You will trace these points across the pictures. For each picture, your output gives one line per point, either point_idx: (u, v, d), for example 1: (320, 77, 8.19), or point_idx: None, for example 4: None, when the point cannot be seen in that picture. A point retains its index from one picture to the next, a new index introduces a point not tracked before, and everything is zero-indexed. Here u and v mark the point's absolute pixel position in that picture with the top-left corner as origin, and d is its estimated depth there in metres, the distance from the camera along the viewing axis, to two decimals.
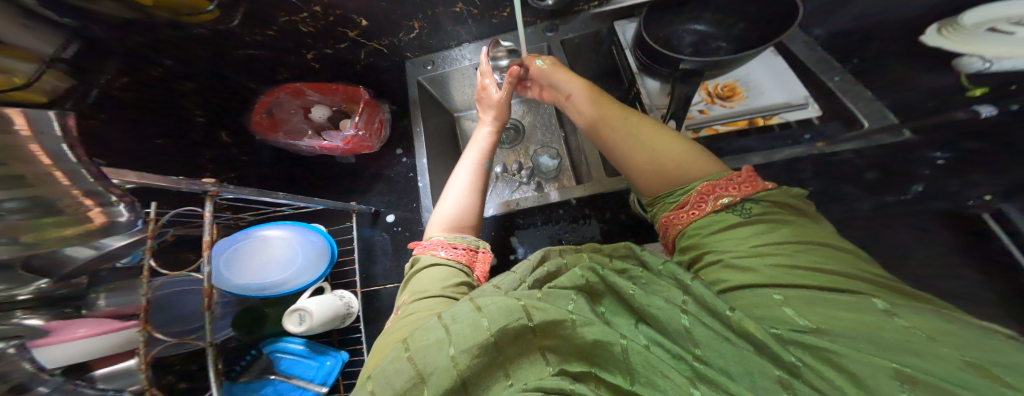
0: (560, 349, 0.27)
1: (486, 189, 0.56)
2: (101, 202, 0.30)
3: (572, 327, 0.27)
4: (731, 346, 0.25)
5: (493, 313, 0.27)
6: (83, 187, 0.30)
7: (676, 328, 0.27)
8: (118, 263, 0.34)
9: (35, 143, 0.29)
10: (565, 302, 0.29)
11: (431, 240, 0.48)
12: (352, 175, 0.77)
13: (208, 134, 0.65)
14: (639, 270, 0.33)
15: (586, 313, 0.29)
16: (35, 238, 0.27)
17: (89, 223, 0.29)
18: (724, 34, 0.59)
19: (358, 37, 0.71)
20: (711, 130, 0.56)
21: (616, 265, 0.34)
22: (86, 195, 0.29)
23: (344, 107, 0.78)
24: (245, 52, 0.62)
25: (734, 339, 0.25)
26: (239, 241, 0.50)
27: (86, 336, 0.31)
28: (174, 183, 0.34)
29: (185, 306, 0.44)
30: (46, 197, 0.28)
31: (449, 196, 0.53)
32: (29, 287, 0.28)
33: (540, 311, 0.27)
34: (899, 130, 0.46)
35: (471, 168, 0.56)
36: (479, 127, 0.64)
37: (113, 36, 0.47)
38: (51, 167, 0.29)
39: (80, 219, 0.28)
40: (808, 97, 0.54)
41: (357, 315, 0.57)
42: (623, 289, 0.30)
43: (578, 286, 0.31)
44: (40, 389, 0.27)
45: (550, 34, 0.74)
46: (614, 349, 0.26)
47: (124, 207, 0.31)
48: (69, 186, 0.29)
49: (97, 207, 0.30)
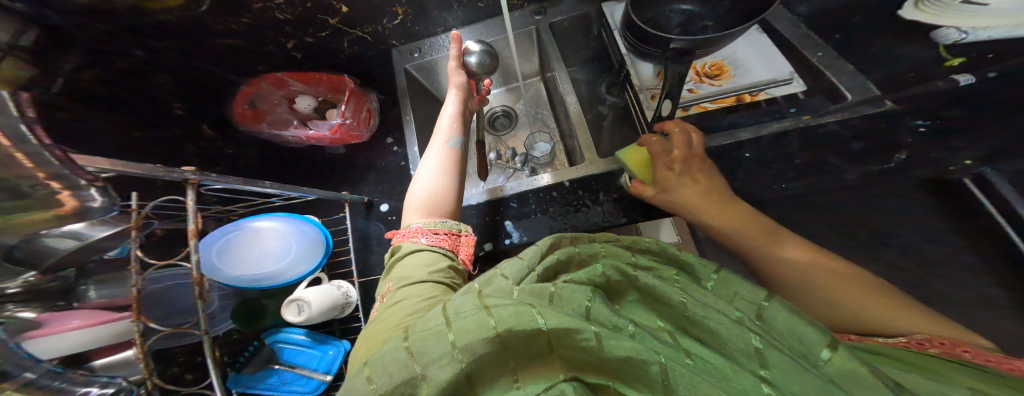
0: (578, 359, 0.26)
1: (462, 172, 0.56)
2: (70, 185, 0.28)
3: (595, 340, 0.25)
4: (810, 379, 0.24)
5: (502, 315, 0.26)
6: (47, 170, 0.28)
7: (743, 348, 0.26)
8: (108, 254, 0.34)
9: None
10: (582, 297, 0.29)
11: (409, 228, 0.48)
12: (343, 166, 0.74)
13: (190, 127, 0.62)
14: (673, 274, 0.34)
15: (604, 317, 0.28)
16: (3, 222, 0.25)
17: (61, 207, 0.28)
18: (712, 14, 0.59)
19: (339, 25, 0.69)
20: (700, 108, 0.58)
21: (639, 262, 0.35)
22: (52, 178, 0.28)
23: (330, 96, 0.76)
24: (221, 42, 0.60)
25: (815, 373, 0.24)
26: (230, 233, 0.49)
27: (81, 327, 0.32)
28: (152, 172, 0.33)
29: (179, 299, 0.42)
30: (8, 181, 0.26)
31: (422, 181, 0.53)
32: (16, 280, 0.27)
33: (555, 317, 0.26)
34: (882, 101, 0.47)
35: (441, 149, 0.56)
36: (446, 104, 0.64)
37: (73, 23, 0.45)
38: (11, 149, 0.27)
39: (52, 203, 0.27)
40: (793, 73, 0.56)
41: (356, 305, 0.57)
42: (660, 290, 0.31)
43: (596, 282, 0.31)
44: (27, 375, 0.25)
45: (538, 18, 0.74)
46: (650, 369, 0.25)
47: (96, 191, 0.30)
48: (33, 168, 0.27)
49: (66, 191, 0.28)
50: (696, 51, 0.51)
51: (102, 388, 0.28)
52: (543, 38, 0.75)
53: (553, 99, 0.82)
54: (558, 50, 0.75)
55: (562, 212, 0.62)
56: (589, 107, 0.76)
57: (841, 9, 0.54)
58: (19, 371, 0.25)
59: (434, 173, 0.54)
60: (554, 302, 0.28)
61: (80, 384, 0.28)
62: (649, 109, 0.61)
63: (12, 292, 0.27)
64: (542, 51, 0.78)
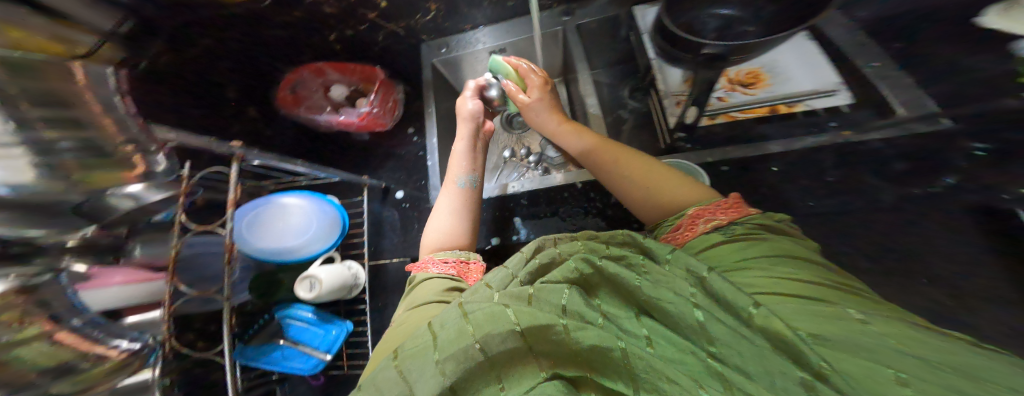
0: (555, 352, 0.25)
1: (474, 209, 0.57)
2: (141, 149, 0.36)
3: (564, 332, 0.25)
4: (750, 344, 0.24)
5: (478, 319, 0.26)
6: (127, 135, 0.35)
7: (689, 323, 0.26)
8: (154, 218, 0.39)
9: (91, 92, 0.34)
10: (557, 296, 0.28)
11: (423, 260, 0.50)
12: (366, 154, 0.79)
13: (238, 108, 0.69)
14: (639, 258, 0.31)
15: (577, 309, 0.28)
16: (82, 177, 0.31)
17: (132, 168, 0.34)
18: (753, 17, 0.55)
19: (377, 19, 0.76)
20: (728, 117, 0.57)
21: (613, 252, 0.32)
22: (129, 143, 0.35)
23: (361, 87, 0.78)
24: (274, 33, 0.69)
25: (753, 337, 0.24)
26: (262, 206, 0.54)
27: (124, 283, 0.34)
28: (206, 145, 0.39)
29: (208, 265, 0.47)
30: (94, 140, 0.32)
31: (435, 221, 0.55)
32: (79, 233, 0.32)
33: (528, 315, 0.26)
34: (938, 119, 0.48)
35: (454, 190, 0.57)
36: (457, 141, 0.64)
37: (161, 15, 0.54)
38: (102, 115, 0.34)
39: (125, 164, 0.34)
40: (839, 84, 0.53)
41: (363, 287, 0.60)
42: (628, 281, 0.29)
43: (571, 280, 0.30)
44: (74, 322, 0.29)
45: (566, 18, 0.72)
46: (614, 356, 0.24)
47: (159, 157, 0.37)
48: (115, 133, 0.34)
49: (137, 153, 0.35)
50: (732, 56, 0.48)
51: (131, 341, 0.33)
52: (569, 39, 0.73)
53: (574, 102, 0.82)
54: (583, 52, 0.74)
55: (572, 213, 0.63)
56: (609, 111, 0.76)
57: None
58: (67, 317, 0.29)
59: (446, 214, 0.55)
60: (533, 303, 0.28)
61: (113, 336, 0.32)
62: (673, 115, 0.59)
63: (71, 245, 0.31)
64: (567, 52, 0.77)
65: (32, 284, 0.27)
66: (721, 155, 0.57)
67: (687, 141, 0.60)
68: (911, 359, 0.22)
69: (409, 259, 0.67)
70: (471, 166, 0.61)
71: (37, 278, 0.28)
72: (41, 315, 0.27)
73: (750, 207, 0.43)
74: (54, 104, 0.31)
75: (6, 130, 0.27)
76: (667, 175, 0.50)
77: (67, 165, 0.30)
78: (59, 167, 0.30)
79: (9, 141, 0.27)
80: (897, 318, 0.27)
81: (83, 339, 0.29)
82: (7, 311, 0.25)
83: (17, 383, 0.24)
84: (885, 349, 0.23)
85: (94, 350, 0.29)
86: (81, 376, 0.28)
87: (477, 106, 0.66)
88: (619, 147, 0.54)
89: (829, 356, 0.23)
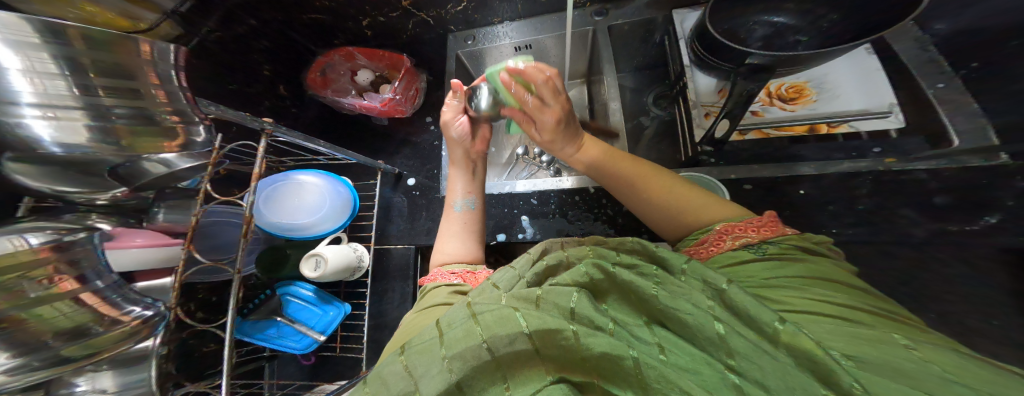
0: (561, 358, 0.24)
1: (480, 229, 0.57)
2: (187, 121, 0.33)
3: (573, 338, 0.24)
4: (771, 360, 0.21)
5: (487, 320, 0.25)
6: (175, 106, 0.32)
7: (707, 336, 0.23)
8: (181, 184, 0.38)
9: (150, 66, 0.31)
10: (566, 299, 0.27)
11: (441, 269, 0.50)
12: (383, 139, 0.81)
13: (270, 86, 0.71)
14: (652, 268, 0.30)
15: (586, 313, 0.26)
16: (130, 144, 0.30)
17: (175, 140, 0.33)
18: (809, 26, 0.47)
19: (409, 7, 0.74)
20: (760, 134, 0.58)
21: (625, 259, 0.31)
22: (175, 113, 0.32)
23: (387, 73, 0.81)
24: (312, 16, 0.71)
25: (776, 354, 0.21)
26: (279, 181, 0.56)
27: (140, 245, 0.37)
28: (241, 119, 0.38)
29: (222, 236, 0.50)
30: (147, 110, 0.31)
31: (451, 239, 0.54)
32: (108, 194, 0.32)
33: (536, 318, 0.25)
34: (995, 153, 0.45)
35: (462, 211, 0.57)
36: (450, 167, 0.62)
37: None
38: (157, 87, 0.31)
39: (169, 134, 0.32)
40: (894, 105, 0.53)
41: (365, 271, 0.63)
42: (641, 290, 0.27)
43: (580, 284, 0.29)
44: (97, 284, 0.29)
45: (597, 18, 0.70)
46: (624, 364, 0.23)
47: (201, 128, 0.34)
48: (166, 103, 0.32)
49: (180, 125, 0.33)
50: (777, 68, 0.43)
51: (144, 309, 0.31)
52: (599, 41, 0.71)
53: (595, 104, 0.81)
54: (610, 54, 0.71)
55: (580, 218, 0.62)
56: (630, 116, 0.73)
57: (997, 33, 0.44)
58: (92, 279, 0.29)
59: (457, 237, 0.54)
60: (540, 306, 0.27)
61: (130, 302, 0.31)
62: (700, 127, 0.58)
63: (100, 203, 0.32)
64: (595, 52, 0.75)
65: (66, 241, 0.27)
66: (747, 173, 0.57)
67: (711, 155, 0.60)
68: (953, 388, 0.19)
69: (413, 248, 0.68)
70: (468, 188, 0.60)
71: (70, 236, 0.28)
72: (71, 275, 0.27)
73: (785, 226, 0.39)
74: (117, 75, 0.30)
75: (71, 95, 0.28)
76: (689, 192, 0.45)
77: (118, 130, 0.30)
78: (110, 131, 0.29)
79: (70, 104, 0.28)
80: (929, 341, 0.24)
81: (104, 302, 0.29)
82: (38, 268, 0.25)
83: (31, 344, 0.25)
84: (916, 375, 0.20)
85: (110, 315, 0.29)
86: (92, 340, 0.27)
87: (461, 130, 0.60)
88: (633, 158, 0.50)
89: (860, 375, 0.20)
